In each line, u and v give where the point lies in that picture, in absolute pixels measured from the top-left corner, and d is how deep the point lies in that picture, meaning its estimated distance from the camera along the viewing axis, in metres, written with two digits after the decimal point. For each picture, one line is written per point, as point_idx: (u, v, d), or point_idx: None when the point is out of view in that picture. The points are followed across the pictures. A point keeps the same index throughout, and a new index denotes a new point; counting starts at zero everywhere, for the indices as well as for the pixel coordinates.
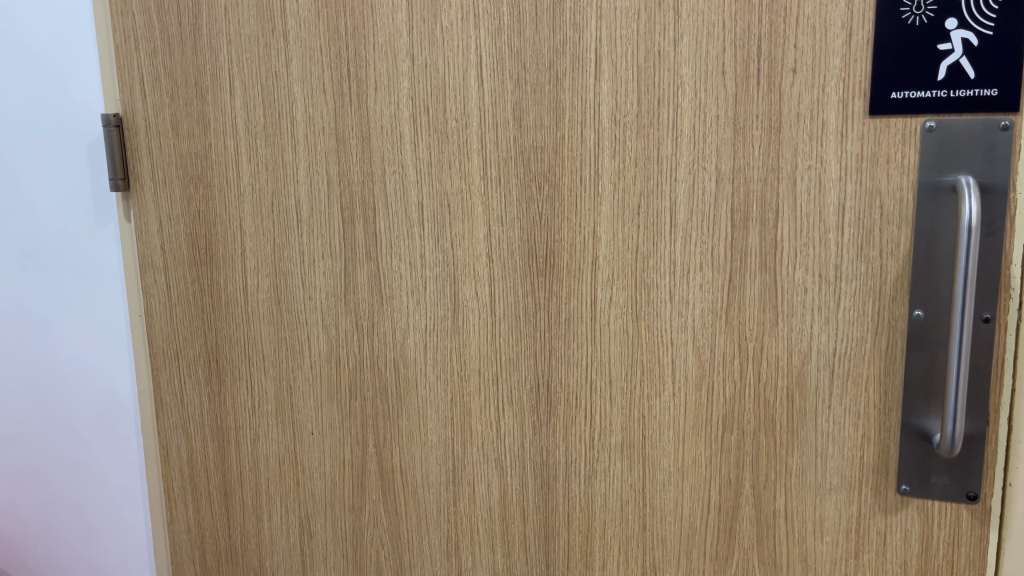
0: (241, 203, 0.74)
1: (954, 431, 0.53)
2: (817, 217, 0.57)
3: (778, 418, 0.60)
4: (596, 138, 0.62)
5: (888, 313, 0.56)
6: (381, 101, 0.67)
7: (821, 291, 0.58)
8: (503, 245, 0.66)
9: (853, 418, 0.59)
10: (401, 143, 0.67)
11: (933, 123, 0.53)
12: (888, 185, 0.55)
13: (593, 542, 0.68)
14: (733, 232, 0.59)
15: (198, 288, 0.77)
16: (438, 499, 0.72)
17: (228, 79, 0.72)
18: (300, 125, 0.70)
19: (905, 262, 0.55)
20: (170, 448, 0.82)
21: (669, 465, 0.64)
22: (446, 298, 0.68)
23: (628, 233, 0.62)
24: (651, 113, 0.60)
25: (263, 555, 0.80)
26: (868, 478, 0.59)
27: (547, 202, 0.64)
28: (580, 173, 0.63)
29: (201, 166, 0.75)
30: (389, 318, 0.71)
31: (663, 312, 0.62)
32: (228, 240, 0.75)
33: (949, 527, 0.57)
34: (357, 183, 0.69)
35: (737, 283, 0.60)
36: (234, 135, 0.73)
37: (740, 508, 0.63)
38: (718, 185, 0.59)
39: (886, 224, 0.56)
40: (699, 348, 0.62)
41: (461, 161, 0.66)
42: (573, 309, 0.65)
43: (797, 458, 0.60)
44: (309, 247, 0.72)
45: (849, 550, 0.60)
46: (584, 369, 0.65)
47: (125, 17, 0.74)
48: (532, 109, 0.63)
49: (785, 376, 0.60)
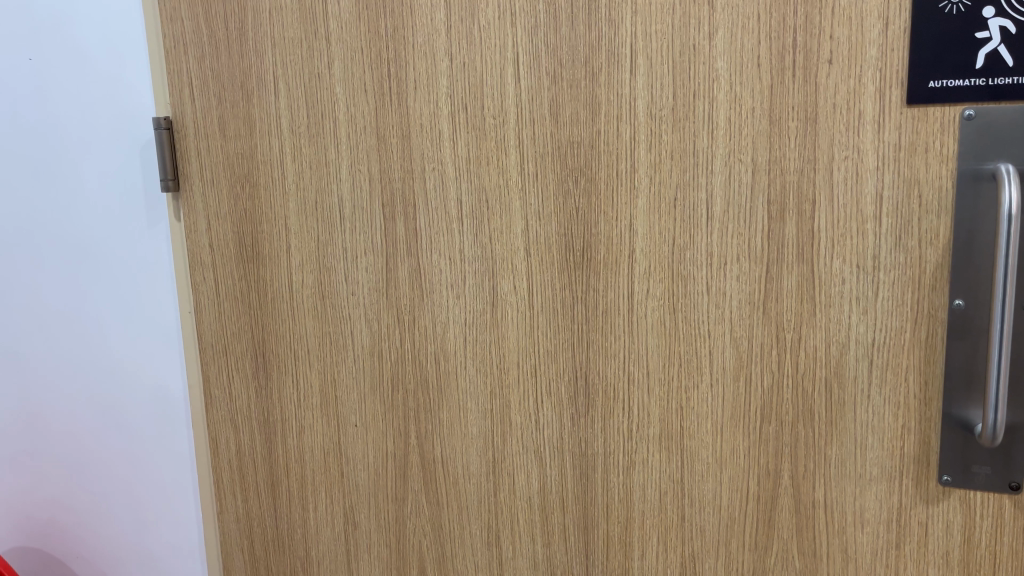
0: (286, 202, 0.76)
1: (996, 421, 0.53)
2: (854, 208, 0.57)
3: (817, 408, 0.61)
4: (632, 132, 0.63)
5: (927, 303, 0.56)
6: (421, 100, 0.69)
7: (859, 281, 0.58)
8: (541, 240, 0.67)
9: (894, 408, 0.59)
10: (441, 141, 0.69)
11: (972, 112, 0.53)
12: (927, 174, 0.55)
13: (631, 532, 0.68)
14: (769, 223, 0.60)
15: (245, 284, 0.80)
16: (479, 489, 0.73)
17: (272, 81, 0.74)
18: (343, 125, 0.72)
19: (945, 251, 0.55)
20: (220, 440, 0.85)
21: (707, 456, 0.65)
22: (485, 292, 0.70)
23: (665, 226, 0.63)
24: (686, 107, 0.61)
25: (310, 545, 0.82)
26: (909, 469, 0.59)
27: (584, 196, 0.65)
28: (617, 167, 0.64)
29: (248, 166, 0.77)
30: (430, 312, 0.72)
31: (700, 304, 0.63)
32: (273, 237, 0.77)
33: (992, 518, 0.57)
34: (398, 180, 0.71)
35: (774, 274, 0.60)
36: (279, 136, 0.75)
37: (780, 499, 0.63)
38: (754, 177, 0.60)
39: (925, 214, 0.55)
40: (737, 339, 0.62)
41: (499, 157, 0.67)
42: (611, 302, 0.66)
43: (837, 449, 0.61)
44: (351, 243, 0.74)
45: (890, 542, 0.60)
46: (622, 361, 0.66)
47: (174, 23, 0.77)
48: (569, 104, 0.64)
49: (823, 367, 0.60)
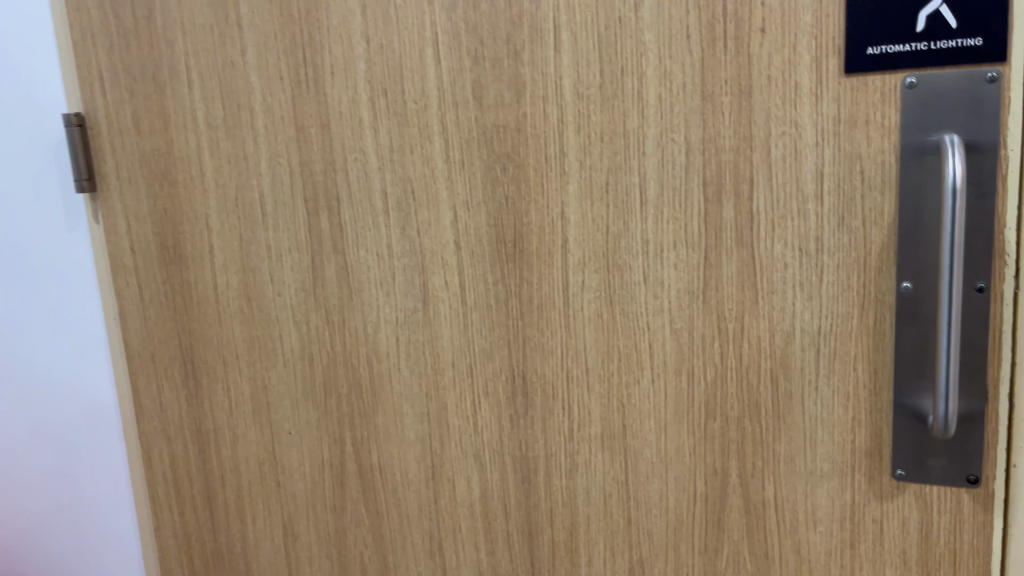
0: (206, 199, 0.71)
1: (948, 411, 0.49)
2: (794, 187, 0.53)
3: (763, 402, 0.57)
4: (559, 114, 0.58)
5: (874, 286, 0.53)
6: (339, 87, 0.64)
7: (802, 265, 0.54)
8: (470, 232, 0.63)
9: (843, 399, 0.55)
10: (362, 130, 0.64)
11: (914, 79, 0.49)
12: (869, 149, 0.51)
13: (577, 538, 0.65)
14: (706, 206, 0.56)
15: (169, 288, 0.75)
16: (419, 498, 0.69)
17: (185, 71, 0.70)
18: (259, 116, 0.68)
19: (890, 231, 0.52)
20: (152, 452, 0.81)
21: (652, 455, 0.61)
22: (415, 289, 0.66)
23: (598, 213, 0.59)
24: (614, 85, 0.57)
25: (250, 559, 0.78)
26: (861, 464, 0.55)
27: (512, 184, 0.61)
28: (545, 151, 0.59)
29: (165, 162, 0.72)
30: (360, 311, 0.68)
31: (637, 294, 0.59)
32: (195, 237, 0.73)
33: (950, 514, 0.54)
34: (319, 173, 0.67)
35: (713, 261, 0.56)
36: (195, 129, 0.70)
37: (728, 499, 0.59)
38: (688, 157, 0.56)
39: (868, 191, 0.52)
40: (677, 331, 0.58)
41: (423, 145, 0.63)
42: (547, 295, 0.62)
43: (785, 445, 0.57)
44: (275, 242, 0.70)
45: (844, 541, 0.57)
46: (560, 357, 0.62)
47: (81, 13, 0.72)
48: (492, 86, 0.60)
49: (767, 358, 0.56)
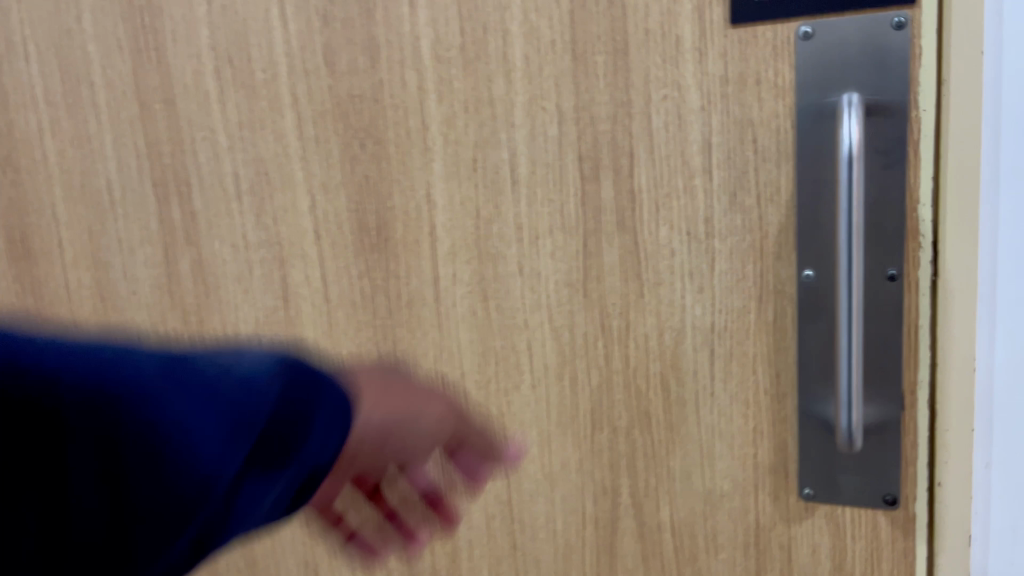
0: (51, 187, 0.64)
1: (852, 420, 0.41)
2: (679, 160, 0.46)
3: (654, 411, 0.49)
4: (419, 81, 0.51)
5: (772, 275, 0.45)
6: (181, 56, 0.57)
7: (690, 252, 0.46)
8: (329, 219, 0.55)
9: (742, 408, 0.47)
10: (209, 104, 0.57)
11: (810, 29, 0.41)
12: (761, 113, 0.43)
13: (460, 565, 0.57)
14: (582, 185, 0.48)
15: (20, 287, 0.67)
16: (291, 519, 0.62)
17: (20, 43, 0.62)
18: (101, 92, 0.60)
19: (788, 210, 0.44)
20: None
21: (535, 472, 0.53)
22: (275, 285, 0.58)
23: (466, 195, 0.51)
24: (477, 45, 0.49)
25: None
26: (765, 482, 0.47)
27: (372, 163, 0.53)
28: (405, 124, 0.52)
29: (7, 146, 0.65)
30: (218, 311, 0.60)
31: (513, 288, 0.51)
32: (42, 230, 0.65)
33: (866, 540, 0.46)
34: (167, 155, 0.59)
35: (592, 249, 0.49)
36: (36, 108, 0.63)
37: (620, 522, 0.52)
38: (561, 128, 0.48)
39: (762, 163, 0.44)
40: (557, 330, 0.51)
41: (274, 120, 0.55)
42: (415, 290, 0.54)
43: (680, 460, 0.49)
44: (126, 233, 0.62)
45: (749, 570, 0.49)
46: (431, 361, 0.54)
47: None
48: (344, 50, 0.52)
49: (656, 360, 0.48)
